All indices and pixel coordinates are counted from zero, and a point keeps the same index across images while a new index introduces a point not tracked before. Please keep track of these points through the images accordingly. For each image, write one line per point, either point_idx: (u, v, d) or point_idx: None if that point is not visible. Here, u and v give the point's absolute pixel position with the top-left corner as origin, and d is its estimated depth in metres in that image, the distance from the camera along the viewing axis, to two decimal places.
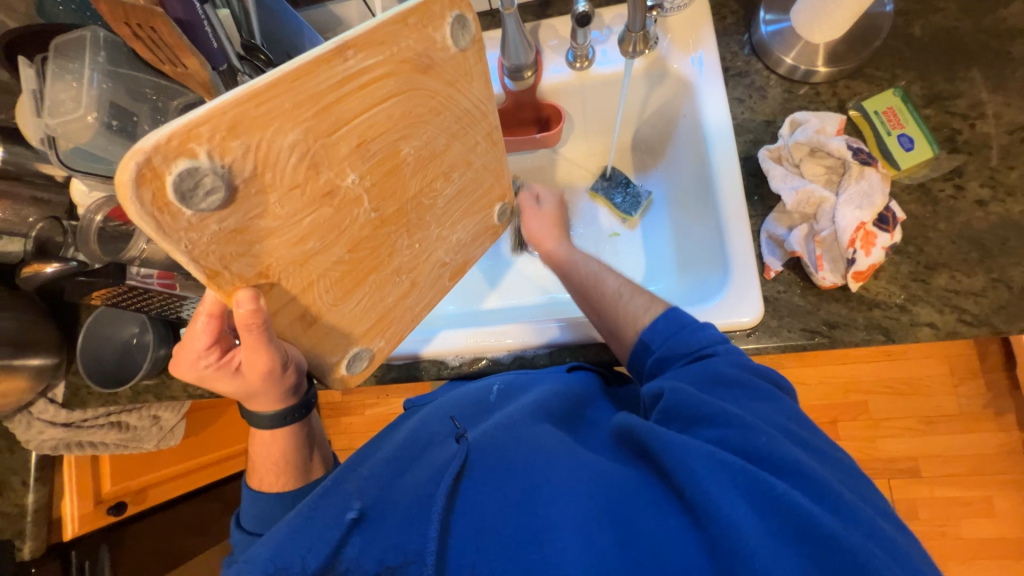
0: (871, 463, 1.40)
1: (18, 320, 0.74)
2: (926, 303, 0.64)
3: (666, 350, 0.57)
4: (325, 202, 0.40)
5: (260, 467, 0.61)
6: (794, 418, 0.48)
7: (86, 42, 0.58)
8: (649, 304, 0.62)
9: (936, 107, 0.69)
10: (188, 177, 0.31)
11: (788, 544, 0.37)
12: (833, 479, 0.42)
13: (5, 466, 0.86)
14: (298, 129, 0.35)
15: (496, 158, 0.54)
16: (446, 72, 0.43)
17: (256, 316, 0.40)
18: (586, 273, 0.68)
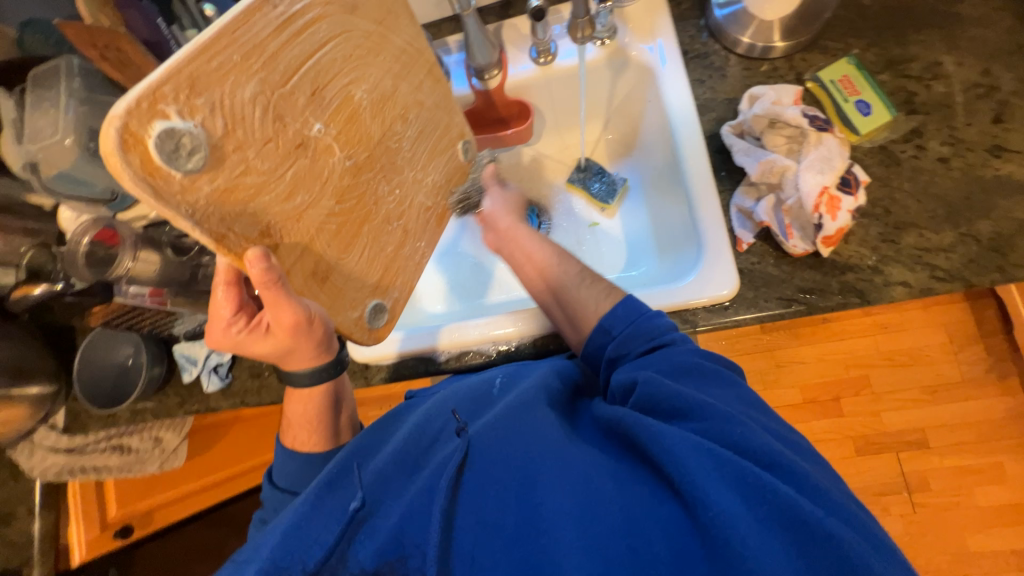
0: (877, 438, 1.39)
1: (17, 349, 0.76)
2: (898, 262, 0.65)
3: (629, 334, 0.57)
4: (300, 153, 0.42)
5: (293, 424, 0.61)
6: (751, 403, 0.49)
7: (61, 70, 0.62)
8: (609, 291, 0.63)
9: (891, 71, 0.71)
10: (167, 137, 0.33)
11: (774, 532, 0.38)
12: (801, 462, 0.43)
13: (10, 495, 0.87)
14: (253, 81, 0.37)
15: (444, 95, 0.56)
16: (369, 11, 0.46)
17: (269, 275, 0.41)
18: (537, 260, 0.69)
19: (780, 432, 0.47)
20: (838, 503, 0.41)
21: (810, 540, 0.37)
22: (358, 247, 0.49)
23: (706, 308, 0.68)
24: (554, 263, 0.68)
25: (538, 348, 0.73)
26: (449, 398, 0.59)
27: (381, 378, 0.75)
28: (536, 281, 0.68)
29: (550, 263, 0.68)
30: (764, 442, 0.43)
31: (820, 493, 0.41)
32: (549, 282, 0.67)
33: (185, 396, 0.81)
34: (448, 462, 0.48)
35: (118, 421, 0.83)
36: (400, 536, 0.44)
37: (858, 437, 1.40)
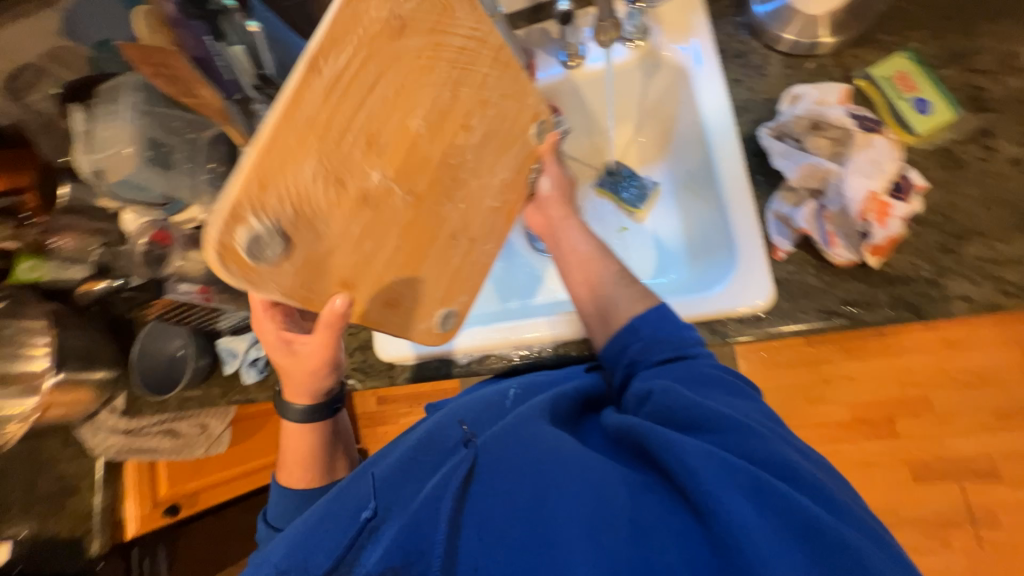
0: (937, 465, 1.27)
1: (82, 338, 0.84)
2: (959, 275, 0.59)
3: (653, 340, 0.55)
4: (363, 206, 0.42)
5: (287, 464, 0.67)
6: (769, 416, 0.48)
7: (123, 87, 0.68)
8: (644, 296, 0.61)
9: (955, 66, 0.65)
10: (253, 242, 0.36)
11: (792, 541, 0.36)
12: (817, 473, 0.42)
13: (77, 470, 0.96)
14: (311, 159, 0.37)
15: (512, 81, 0.49)
16: (422, 23, 0.39)
17: (337, 318, 0.46)
18: (581, 253, 0.67)
19: (798, 441, 0.46)
20: (856, 518, 0.39)
21: (830, 553, 0.36)
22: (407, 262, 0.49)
23: (738, 319, 0.64)
24: (594, 261, 0.66)
25: (558, 355, 0.72)
26: (460, 408, 0.59)
27: (405, 377, 0.76)
28: (575, 273, 0.66)
29: (592, 258, 0.66)
30: (779, 453, 0.42)
31: (837, 504, 0.39)
32: (589, 277, 0.64)
33: (226, 386, 0.86)
34: (456, 470, 0.47)
35: (168, 407, 0.89)
36: (411, 541, 0.43)
37: (914, 462, 1.28)
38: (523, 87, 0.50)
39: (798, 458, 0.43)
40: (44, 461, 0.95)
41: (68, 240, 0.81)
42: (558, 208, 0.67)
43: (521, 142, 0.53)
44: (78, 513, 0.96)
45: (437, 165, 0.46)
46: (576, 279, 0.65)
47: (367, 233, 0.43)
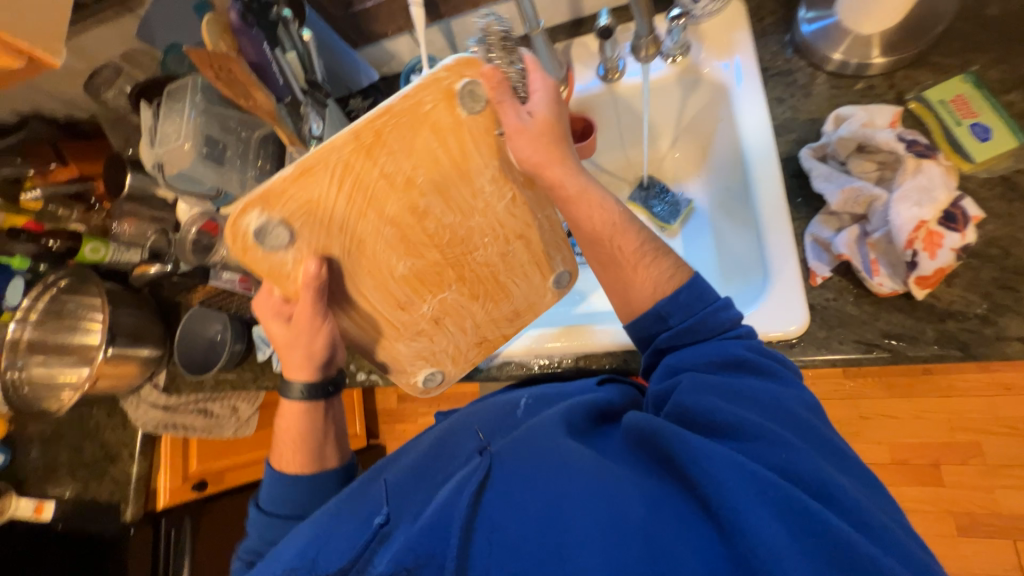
0: (987, 518, 1.17)
1: (134, 315, 0.90)
2: (1017, 314, 0.55)
3: (689, 329, 0.50)
4: (438, 322, 0.60)
5: (280, 445, 0.60)
6: (808, 406, 0.45)
7: (188, 87, 0.73)
8: (675, 270, 0.52)
9: (1022, 91, 0.61)
10: (429, 378, 0.65)
11: (824, 566, 0.34)
12: (853, 487, 0.39)
13: (120, 439, 1.02)
14: (399, 338, 0.60)
15: (399, 145, 0.45)
16: (320, 239, 0.48)
17: (318, 279, 0.49)
18: (607, 226, 0.52)
19: (837, 445, 0.43)
20: (898, 544, 0.36)
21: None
22: (475, 303, 0.60)
23: (768, 345, 0.62)
24: (616, 225, 0.52)
25: (582, 366, 0.71)
26: (473, 417, 0.60)
27: None
28: (594, 254, 0.53)
29: (615, 233, 0.52)
30: (813, 466, 0.39)
31: (874, 522, 0.37)
32: (607, 258, 0.53)
33: (257, 372, 0.89)
34: (469, 479, 0.48)
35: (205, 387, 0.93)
36: (425, 544, 0.43)
37: (961, 513, 1.18)
38: (417, 105, 0.43)
39: (834, 471, 0.40)
40: (92, 427, 1.03)
41: (128, 226, 0.90)
42: (552, 160, 0.48)
43: (466, 131, 0.47)
44: (119, 479, 1.01)
45: (450, 241, 0.53)
46: (605, 250, 0.53)
47: (448, 302, 0.58)
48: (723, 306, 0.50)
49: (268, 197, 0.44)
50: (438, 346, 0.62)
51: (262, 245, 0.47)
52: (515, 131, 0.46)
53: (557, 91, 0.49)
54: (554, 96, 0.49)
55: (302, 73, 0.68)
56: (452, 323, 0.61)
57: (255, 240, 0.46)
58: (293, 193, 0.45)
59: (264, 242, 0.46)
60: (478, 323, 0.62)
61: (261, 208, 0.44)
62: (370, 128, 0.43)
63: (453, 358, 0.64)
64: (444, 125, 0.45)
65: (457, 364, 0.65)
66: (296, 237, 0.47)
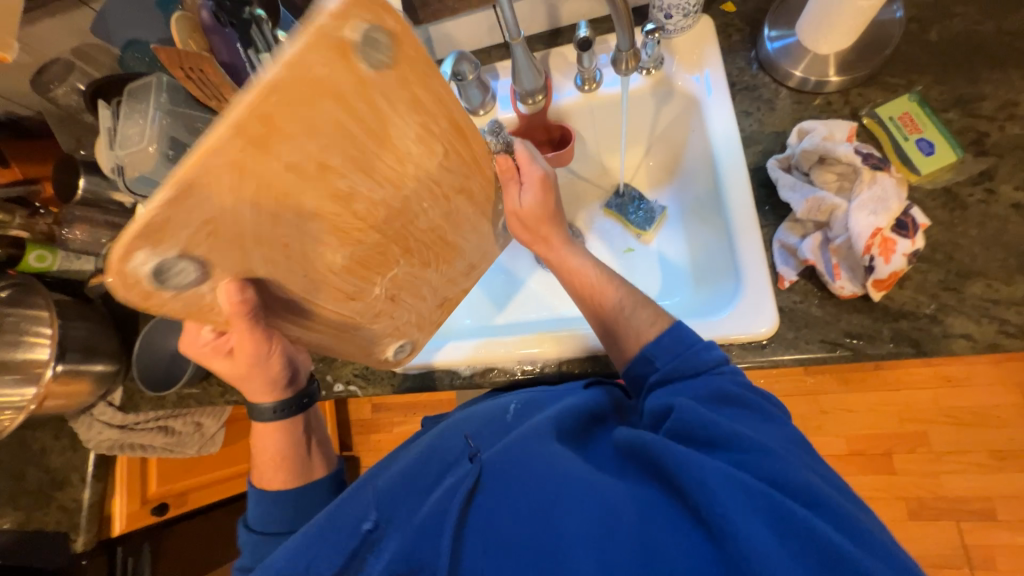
0: (933, 502, 1.26)
1: (88, 328, 0.84)
2: (960, 313, 0.60)
3: (674, 368, 0.53)
4: (387, 300, 0.58)
5: (261, 466, 0.63)
6: (798, 444, 0.46)
7: (152, 86, 0.69)
8: (655, 319, 0.58)
9: (959, 110, 0.67)
10: (397, 349, 0.66)
11: (807, 567, 0.35)
12: (836, 493, 0.41)
13: (69, 462, 0.95)
14: (361, 327, 0.59)
15: (296, 122, 0.37)
16: (223, 259, 0.42)
17: (243, 307, 0.45)
18: (587, 278, 0.64)
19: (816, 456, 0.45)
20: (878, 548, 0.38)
21: None
22: (429, 269, 0.59)
23: (741, 346, 0.65)
24: (590, 283, 0.63)
25: (564, 371, 0.72)
26: (464, 422, 0.60)
27: (404, 386, 0.76)
28: (579, 301, 0.64)
29: (596, 286, 0.63)
30: (797, 473, 0.41)
31: (855, 525, 0.38)
32: (589, 305, 0.63)
33: (226, 386, 0.85)
34: (461, 484, 0.48)
35: (167, 403, 0.89)
36: (415, 548, 0.45)
37: (911, 499, 1.27)
38: (304, 70, 0.35)
39: (816, 478, 0.41)
40: (36, 450, 0.95)
41: (81, 232, 0.83)
42: (543, 238, 0.64)
43: (376, 92, 0.39)
44: (67, 506, 0.94)
45: (387, 216, 0.49)
46: (586, 301, 0.64)
47: (401, 278, 0.57)
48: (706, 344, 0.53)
49: (149, 232, 0.37)
50: (400, 320, 0.62)
51: (164, 285, 0.41)
52: (513, 211, 0.61)
53: (550, 187, 0.61)
54: (545, 185, 0.61)
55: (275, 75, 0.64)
56: (408, 296, 0.60)
57: (157, 283, 0.40)
58: (180, 218, 0.37)
59: (170, 278, 0.40)
60: (435, 287, 0.63)
61: (145, 248, 0.37)
62: (253, 115, 0.35)
63: (417, 326, 0.65)
64: (346, 90, 0.38)
65: (423, 330, 0.67)
66: (206, 266, 0.42)
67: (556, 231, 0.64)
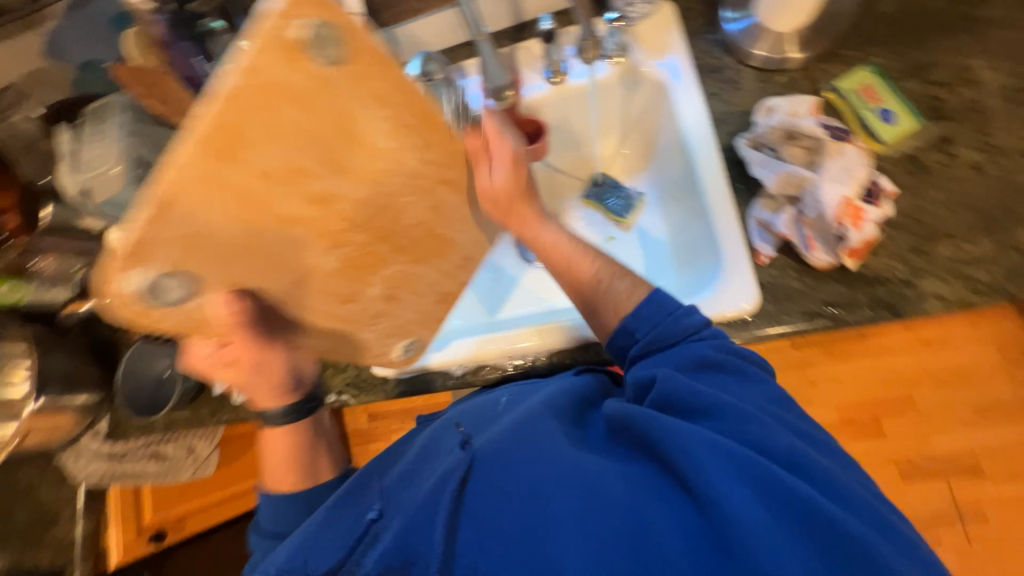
0: (920, 461, 1.31)
1: (67, 360, 0.82)
2: (932, 275, 0.62)
3: (653, 338, 0.53)
4: (385, 300, 0.57)
5: (271, 467, 0.62)
6: (774, 399, 0.49)
7: (112, 107, 0.68)
8: (632, 289, 0.57)
9: (916, 78, 0.69)
10: (406, 346, 0.65)
11: (786, 523, 0.38)
12: (815, 454, 0.43)
13: (57, 499, 0.93)
14: (365, 327, 0.58)
15: (260, 131, 0.37)
16: (213, 273, 0.42)
17: (237, 316, 0.45)
18: (563, 250, 0.60)
19: (790, 416, 0.47)
20: (853, 501, 0.40)
21: (829, 541, 0.37)
22: (419, 265, 0.58)
23: (726, 324, 0.65)
24: (569, 257, 0.59)
25: (554, 362, 0.73)
26: (457, 417, 0.61)
27: (397, 391, 0.75)
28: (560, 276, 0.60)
29: (574, 257, 0.59)
30: (779, 442, 0.42)
31: (830, 482, 0.41)
32: (570, 279, 0.60)
33: (216, 406, 0.84)
34: (451, 474, 0.47)
35: (156, 428, 0.87)
36: (407, 541, 0.44)
37: (900, 461, 1.32)
38: (264, 76, 0.35)
39: (795, 440, 0.44)
40: (21, 489, 0.92)
41: (46, 264, 0.79)
42: (518, 212, 0.58)
43: (337, 91, 0.39)
44: (59, 543, 0.92)
45: (371, 215, 0.48)
46: (563, 277, 0.60)
47: (396, 275, 0.56)
48: (684, 313, 0.53)
49: (137, 250, 0.37)
50: (401, 317, 0.61)
51: (157, 301, 0.41)
52: (484, 187, 0.55)
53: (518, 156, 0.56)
54: (515, 160, 0.55)
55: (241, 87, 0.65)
56: (407, 292, 0.59)
57: (150, 299, 0.40)
58: (166, 235, 0.38)
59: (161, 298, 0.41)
60: (432, 284, 0.61)
61: (136, 267, 0.38)
62: (217, 125, 0.35)
63: (422, 323, 0.64)
64: (306, 90, 0.38)
65: (428, 328, 0.65)
66: (197, 279, 0.42)
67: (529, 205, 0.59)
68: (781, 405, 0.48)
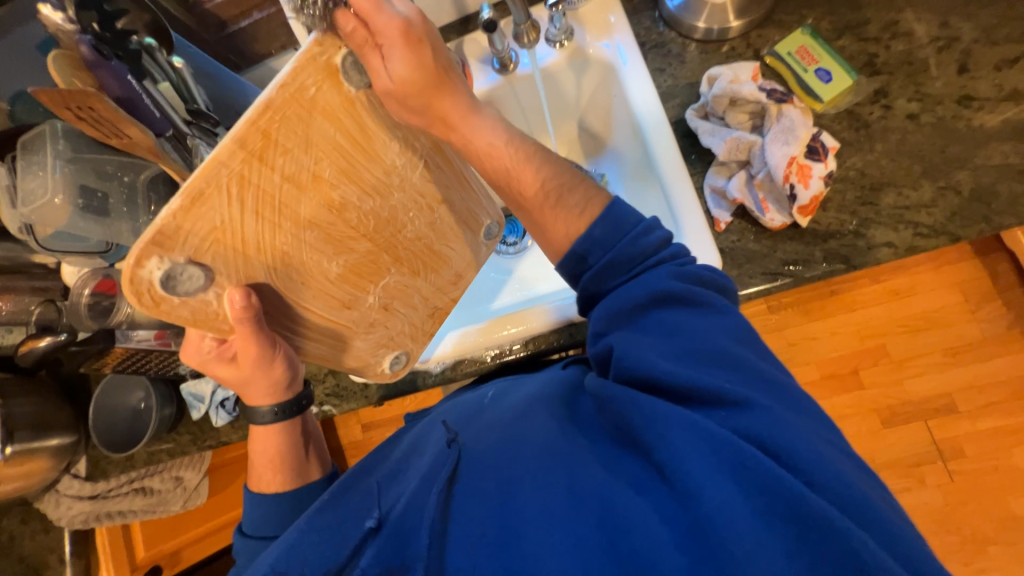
0: (902, 407, 1.35)
1: (37, 404, 0.79)
2: (880, 224, 0.64)
3: (608, 266, 0.46)
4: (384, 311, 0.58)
5: (259, 468, 0.61)
6: (739, 334, 0.46)
7: (46, 135, 0.65)
8: (587, 203, 0.48)
9: (849, 37, 0.71)
10: (393, 360, 0.64)
11: (768, 513, 0.36)
12: (806, 432, 0.40)
13: (42, 546, 0.91)
14: (361, 337, 0.58)
15: (289, 133, 0.40)
16: (233, 278, 0.44)
17: (248, 311, 0.45)
18: (504, 157, 0.47)
19: (772, 377, 0.44)
20: (849, 490, 0.37)
21: (816, 532, 0.35)
22: (419, 278, 0.59)
23: None
24: (518, 144, 0.48)
25: (534, 350, 0.73)
26: (445, 416, 0.61)
27: (380, 395, 0.75)
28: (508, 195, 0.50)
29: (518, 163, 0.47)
30: (765, 419, 0.39)
31: (820, 459, 0.38)
32: (520, 198, 0.49)
33: (196, 432, 0.82)
34: (438, 472, 0.49)
35: (137, 463, 0.84)
36: (399, 547, 0.45)
37: (883, 409, 1.36)
38: (300, 90, 0.39)
39: (792, 421, 0.40)
40: (3, 540, 0.90)
41: (4, 304, 0.76)
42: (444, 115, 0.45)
43: (361, 107, 0.43)
44: None
45: (377, 225, 0.50)
46: (510, 197, 0.49)
47: (393, 287, 0.57)
48: (642, 235, 0.47)
49: (163, 239, 0.39)
50: (394, 329, 0.61)
51: (173, 292, 0.41)
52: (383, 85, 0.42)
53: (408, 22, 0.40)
54: (415, 23, 0.40)
55: (181, 103, 0.64)
56: (402, 304, 0.59)
57: (165, 290, 0.40)
58: (190, 226, 0.39)
59: (175, 288, 0.41)
60: (426, 297, 0.61)
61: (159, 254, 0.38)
62: (254, 130, 0.39)
63: (411, 335, 0.64)
64: (335, 107, 0.42)
65: (417, 340, 0.65)
66: (213, 274, 0.42)
67: (455, 102, 0.45)
68: (763, 365, 0.44)
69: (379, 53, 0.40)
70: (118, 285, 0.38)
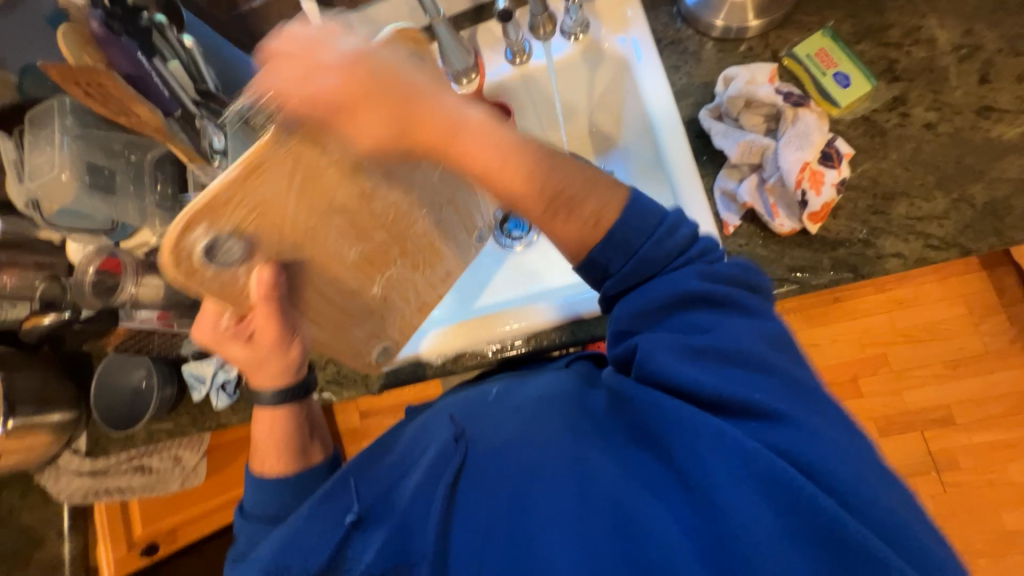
0: (900, 417, 1.35)
1: (39, 378, 0.80)
2: (890, 234, 0.64)
3: (632, 271, 0.44)
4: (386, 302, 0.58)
5: (261, 449, 0.61)
6: (768, 338, 0.43)
7: (54, 110, 0.65)
8: (601, 211, 0.44)
9: (869, 41, 0.70)
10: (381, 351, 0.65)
11: (796, 532, 0.36)
12: (841, 443, 0.38)
13: (41, 518, 0.92)
14: (366, 323, 0.59)
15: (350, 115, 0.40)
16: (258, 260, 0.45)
17: (273, 288, 0.47)
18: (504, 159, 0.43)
19: (801, 381, 0.42)
20: (870, 504, 0.36)
21: (850, 555, 0.34)
22: (417, 273, 0.58)
23: None
24: (509, 156, 0.43)
25: (536, 346, 0.72)
26: (451, 409, 0.60)
27: (379, 385, 0.75)
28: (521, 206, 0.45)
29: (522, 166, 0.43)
30: (796, 437, 0.38)
31: (842, 466, 0.37)
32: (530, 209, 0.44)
33: (196, 414, 0.82)
34: (447, 468, 0.50)
35: (136, 441, 0.84)
36: (405, 542, 0.47)
37: (880, 418, 1.36)
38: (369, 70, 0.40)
39: (827, 433, 0.39)
40: (3, 511, 0.91)
41: (9, 279, 0.76)
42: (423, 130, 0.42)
43: None
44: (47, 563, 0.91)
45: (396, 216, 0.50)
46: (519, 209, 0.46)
47: (396, 279, 0.56)
48: (671, 228, 0.44)
49: (214, 206, 0.39)
50: (388, 319, 0.61)
51: (213, 261, 0.42)
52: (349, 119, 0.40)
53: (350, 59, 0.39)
54: (361, 54, 0.40)
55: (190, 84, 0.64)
56: (398, 297, 0.59)
57: (206, 257, 0.42)
58: (242, 197, 0.40)
59: (215, 256, 0.42)
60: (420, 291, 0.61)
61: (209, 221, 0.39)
62: (318, 105, 0.38)
63: (400, 327, 0.64)
64: None
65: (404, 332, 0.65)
66: (252, 248, 0.44)
67: (431, 115, 0.42)
68: (793, 368, 0.42)
69: (316, 86, 0.38)
70: (162, 249, 0.40)
